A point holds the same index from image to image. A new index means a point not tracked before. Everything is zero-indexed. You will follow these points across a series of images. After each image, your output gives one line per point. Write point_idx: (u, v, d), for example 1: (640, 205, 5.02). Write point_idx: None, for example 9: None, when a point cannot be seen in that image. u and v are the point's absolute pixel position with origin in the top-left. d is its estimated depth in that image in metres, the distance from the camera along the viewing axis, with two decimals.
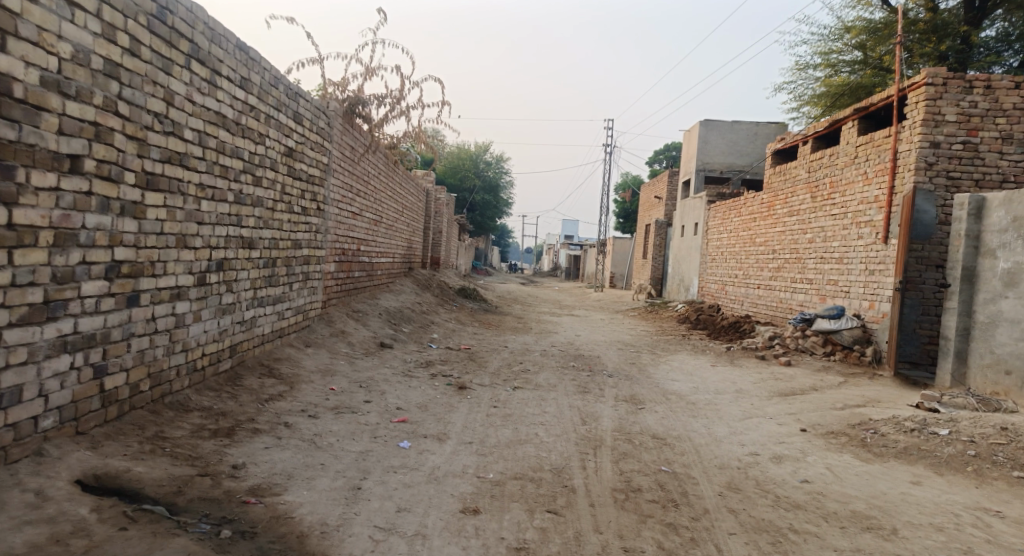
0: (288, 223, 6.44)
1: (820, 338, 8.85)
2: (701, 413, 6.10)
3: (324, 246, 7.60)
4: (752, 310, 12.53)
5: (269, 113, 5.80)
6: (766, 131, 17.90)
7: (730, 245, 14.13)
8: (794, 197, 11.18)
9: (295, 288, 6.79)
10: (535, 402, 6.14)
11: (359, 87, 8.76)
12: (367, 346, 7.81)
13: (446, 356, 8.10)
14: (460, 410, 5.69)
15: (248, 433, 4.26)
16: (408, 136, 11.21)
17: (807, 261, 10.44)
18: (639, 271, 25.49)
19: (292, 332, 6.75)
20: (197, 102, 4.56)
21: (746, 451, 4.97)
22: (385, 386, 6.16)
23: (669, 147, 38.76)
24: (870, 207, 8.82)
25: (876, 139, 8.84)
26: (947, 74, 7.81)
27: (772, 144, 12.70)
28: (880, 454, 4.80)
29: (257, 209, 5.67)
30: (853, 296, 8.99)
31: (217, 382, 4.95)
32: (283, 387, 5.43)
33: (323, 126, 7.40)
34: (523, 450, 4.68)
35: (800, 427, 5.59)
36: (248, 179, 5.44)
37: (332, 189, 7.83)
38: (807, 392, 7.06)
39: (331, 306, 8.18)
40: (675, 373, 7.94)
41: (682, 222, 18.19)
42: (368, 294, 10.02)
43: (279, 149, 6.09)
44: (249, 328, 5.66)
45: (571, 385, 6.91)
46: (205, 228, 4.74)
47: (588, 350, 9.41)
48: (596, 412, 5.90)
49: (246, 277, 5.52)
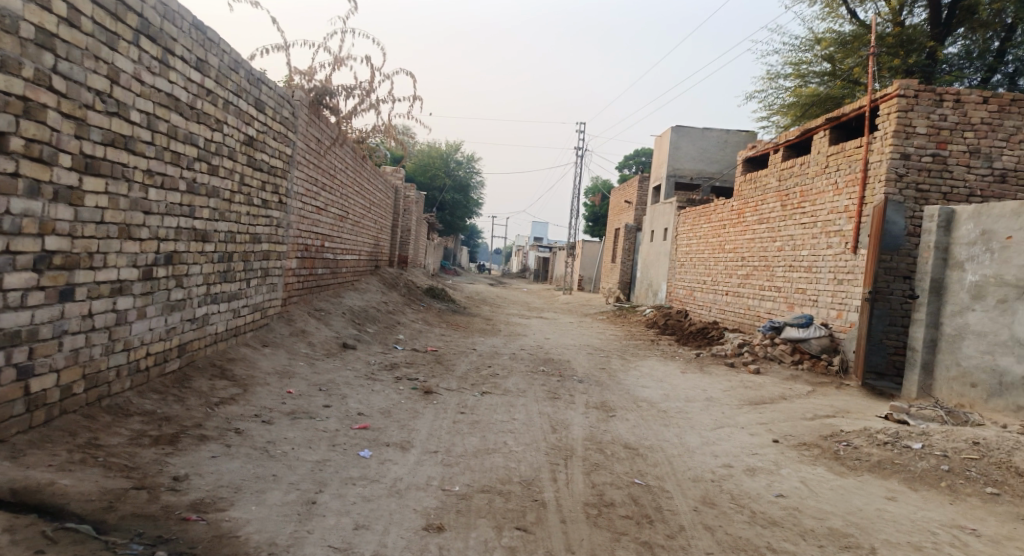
0: (246, 216, 6.11)
1: (788, 346, 8.81)
2: (673, 421, 5.95)
3: (285, 241, 7.27)
4: (720, 316, 12.50)
5: (227, 99, 5.48)
6: (736, 139, 18.01)
7: (699, 251, 14.12)
8: (764, 205, 11.18)
9: (252, 284, 6.46)
10: (503, 409, 5.92)
11: (327, 77, 8.42)
12: (328, 346, 7.49)
13: (412, 359, 7.81)
14: (424, 416, 5.43)
15: (193, 440, 3.95)
16: (377, 131, 10.88)
17: (776, 269, 10.43)
18: (607, 274, 25.45)
19: (248, 330, 6.41)
20: (146, 82, 4.23)
21: (720, 462, 4.83)
22: (346, 390, 5.87)
23: (639, 152, 38.96)
24: (840, 217, 8.82)
25: (847, 149, 8.84)
26: (918, 87, 7.83)
27: (743, 151, 12.71)
28: (854, 467, 4.71)
29: (212, 200, 5.34)
30: (821, 305, 8.98)
31: (162, 383, 4.62)
32: (236, 390, 5.11)
33: (287, 116, 7.07)
34: (490, 460, 4.45)
35: (773, 438, 5.48)
36: (203, 167, 5.11)
37: (295, 182, 7.49)
38: (777, 401, 6.98)
39: (291, 304, 7.83)
40: (645, 379, 7.80)
41: (652, 227, 18.18)
42: (331, 292, 9.67)
43: (238, 137, 5.75)
44: (201, 326, 5.33)
45: (540, 391, 6.70)
46: (153, 218, 4.41)
47: (557, 354, 9.22)
48: (566, 420, 5.70)
49: (198, 272, 5.19)
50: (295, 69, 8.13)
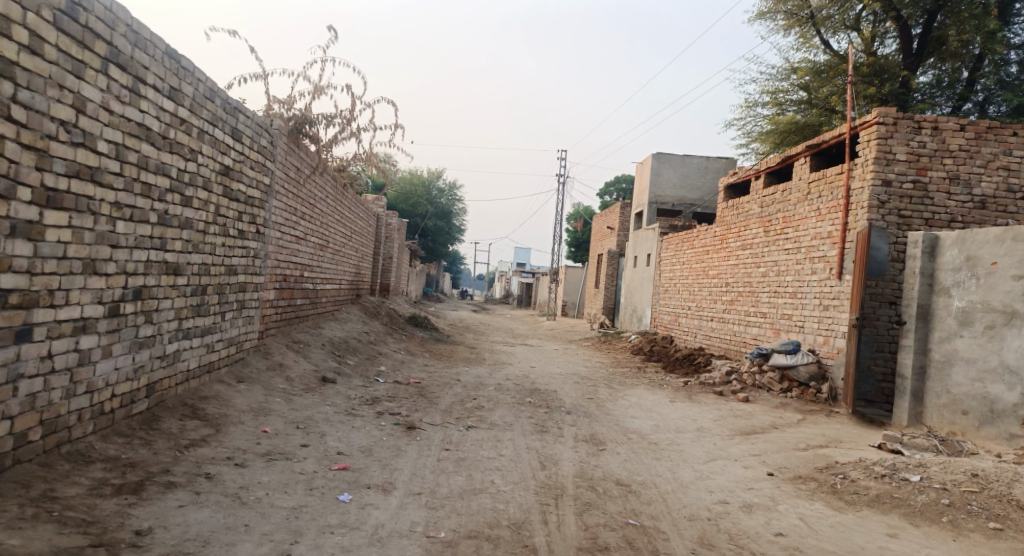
0: (221, 247, 5.90)
1: (776, 373, 8.69)
2: (664, 455, 5.77)
3: (262, 273, 7.06)
4: (705, 342, 12.40)
5: (202, 128, 5.31)
6: (717, 165, 18.14)
7: (683, 277, 14.08)
8: (747, 231, 11.18)
9: (227, 318, 6.23)
10: (490, 444, 5.71)
11: (307, 105, 8.29)
12: (307, 380, 7.23)
13: (394, 392, 7.57)
14: (408, 455, 5.21)
15: (160, 488, 3.72)
16: (358, 159, 10.75)
17: (761, 295, 10.38)
18: (591, 300, 25.35)
19: (223, 365, 6.16)
20: (116, 111, 4.05)
21: (715, 498, 4.66)
22: (325, 427, 5.63)
23: (620, 178, 39.24)
24: (823, 243, 8.81)
25: (828, 176, 8.87)
26: (897, 114, 7.89)
27: (725, 178, 12.76)
28: (852, 502, 4.56)
29: (185, 232, 5.14)
30: (807, 332, 8.91)
31: (128, 426, 4.37)
32: (208, 431, 4.86)
33: (265, 145, 6.91)
34: (477, 502, 4.24)
35: (767, 471, 5.32)
36: (176, 198, 4.92)
37: (273, 212, 7.30)
38: (768, 431, 6.84)
39: (268, 337, 7.59)
40: (633, 409, 7.63)
41: (635, 253, 18.14)
42: (311, 323, 9.43)
43: (213, 167, 5.58)
44: (172, 363, 5.09)
45: (528, 424, 6.50)
46: (121, 252, 4.20)
47: (543, 384, 9.02)
48: (554, 455, 5.51)
49: (169, 307, 4.96)
50: (274, 98, 7.99)
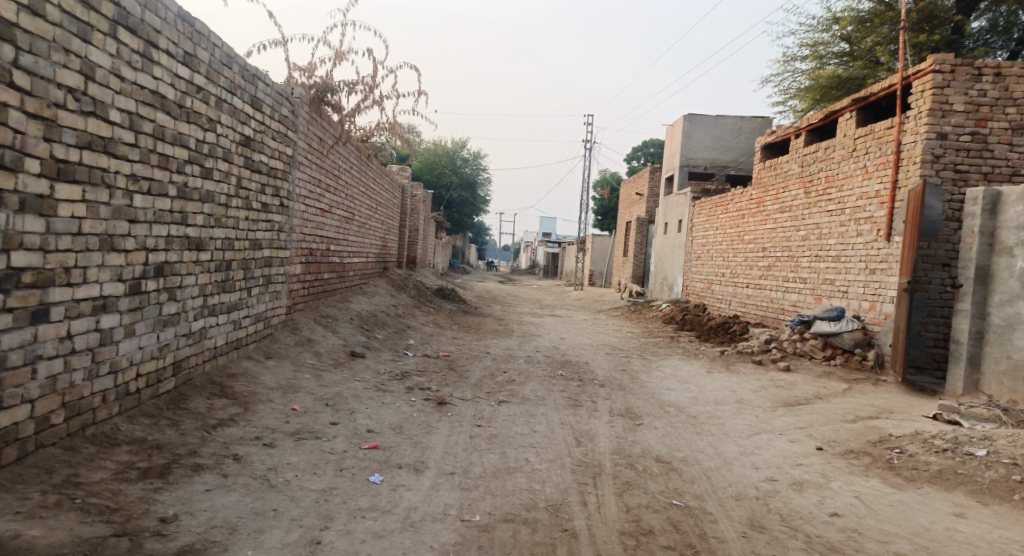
0: (244, 221, 5.74)
1: (819, 341, 8.35)
2: (705, 429, 5.54)
3: (288, 247, 6.92)
4: (741, 310, 12.05)
5: (220, 96, 5.10)
6: (750, 126, 17.48)
7: (716, 243, 13.67)
8: (786, 192, 10.73)
9: (254, 293, 6.11)
10: (523, 420, 5.53)
11: (328, 72, 8.04)
12: (336, 355, 7.12)
13: (424, 366, 7.42)
14: (439, 431, 5.05)
15: (187, 471, 3.60)
16: (382, 128, 10.50)
17: (801, 259, 9.98)
18: (619, 268, 25.00)
19: (250, 342, 6.06)
20: (127, 78, 3.85)
21: (762, 476, 4.43)
22: (355, 404, 5.50)
23: (647, 143, 38.39)
24: (870, 202, 8.38)
25: (876, 131, 8.40)
26: (955, 61, 7.38)
27: (761, 137, 12.25)
28: (912, 478, 4.28)
29: (206, 205, 4.97)
30: (852, 297, 8.52)
31: (155, 406, 4.26)
32: (236, 410, 4.75)
33: (287, 114, 6.70)
34: (512, 482, 4.07)
35: (816, 445, 5.06)
36: (195, 170, 4.73)
37: (297, 183, 7.12)
38: (813, 402, 6.56)
39: (296, 312, 7.49)
40: (669, 381, 7.39)
41: (665, 220, 17.71)
42: (338, 297, 9.32)
43: (233, 137, 5.38)
44: (198, 341, 4.98)
45: (561, 398, 6.31)
46: (139, 227, 4.04)
47: (574, 355, 8.81)
48: (591, 431, 5.31)
49: (193, 283, 4.82)
50: (295, 66, 7.75)
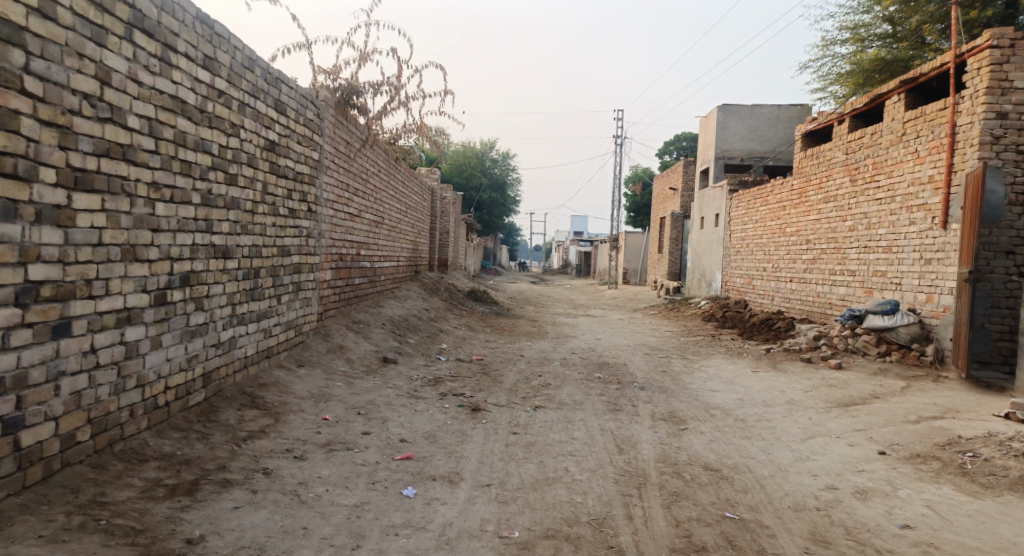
0: (272, 227, 5.63)
1: (872, 336, 7.93)
2: (754, 433, 5.23)
3: (317, 252, 6.82)
4: (784, 305, 11.62)
5: (242, 100, 4.99)
6: (788, 115, 16.92)
7: (756, 236, 13.23)
8: (830, 182, 10.29)
9: (284, 300, 6.01)
10: (560, 426, 5.30)
11: (354, 75, 7.93)
12: (368, 362, 6.99)
13: (457, 371, 7.24)
14: (474, 440, 4.85)
15: (215, 487, 3.47)
16: (410, 131, 10.38)
17: (849, 251, 9.54)
18: (653, 265, 24.55)
19: (281, 350, 5.96)
20: (145, 83, 3.74)
21: (820, 484, 4.13)
22: (387, 412, 5.34)
23: (678, 138, 37.74)
24: (923, 189, 7.93)
25: (928, 113, 7.95)
26: (1015, 35, 6.91)
27: (801, 126, 11.80)
28: (989, 486, 3.93)
29: (232, 212, 4.86)
30: (906, 289, 8.08)
31: (185, 419, 4.15)
32: (267, 421, 4.61)
33: (312, 118, 6.59)
34: (552, 494, 3.85)
35: (877, 449, 4.73)
36: (219, 176, 4.63)
37: (325, 188, 7.02)
38: (869, 402, 6.19)
39: (328, 318, 7.39)
40: (712, 382, 7.07)
41: (701, 215, 17.27)
42: (370, 302, 9.22)
43: (257, 142, 5.28)
44: (228, 351, 4.87)
45: (600, 402, 6.05)
46: (163, 236, 3.94)
47: (612, 357, 8.54)
48: (633, 437, 5.05)
49: (221, 292, 4.72)
50: (320, 69, 7.66)
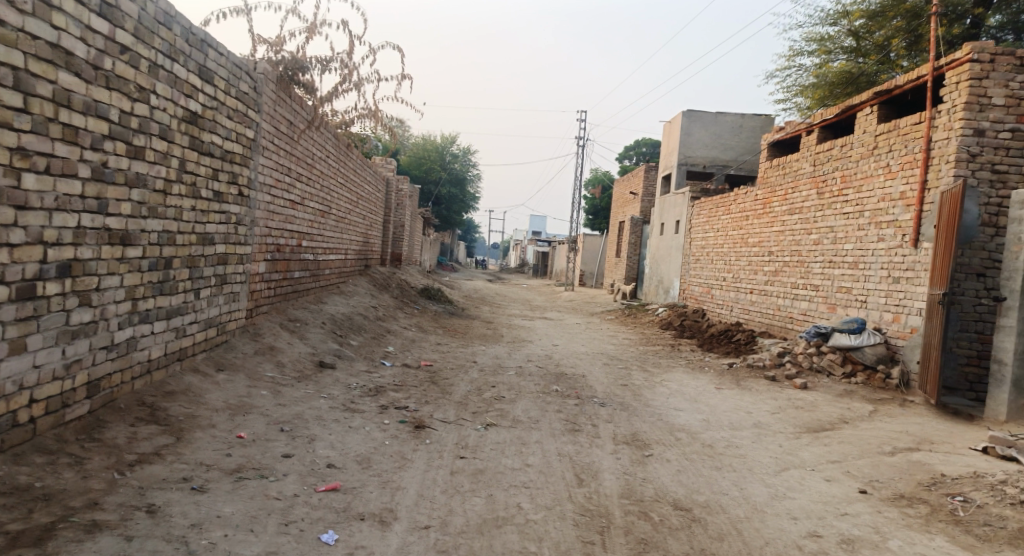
0: (191, 211, 4.89)
1: (837, 356, 7.60)
2: (725, 463, 4.75)
3: (248, 242, 6.07)
4: (744, 317, 11.33)
5: (155, 61, 4.26)
6: (751, 124, 16.74)
7: (717, 245, 12.94)
8: (796, 193, 10.01)
9: (203, 296, 5.26)
10: (513, 450, 4.72)
11: (299, 46, 7.18)
12: (302, 365, 6.27)
13: (402, 379, 6.59)
14: (414, 466, 4.24)
15: (76, 534, 2.81)
16: (363, 116, 9.64)
17: (813, 265, 9.26)
18: (611, 269, 24.22)
19: (198, 353, 5.22)
20: (11, 24, 3.10)
21: (801, 529, 3.67)
22: (316, 429, 4.66)
23: (639, 142, 37.67)
24: (894, 205, 7.66)
25: (901, 127, 7.69)
26: (995, 50, 6.66)
27: (769, 134, 11.53)
28: (987, 538, 3.55)
29: (135, 191, 4.13)
30: (872, 307, 7.80)
31: (56, 439, 3.46)
32: (165, 440, 3.90)
33: (247, 90, 5.86)
34: (500, 542, 3.30)
35: (857, 487, 4.31)
36: (117, 148, 3.91)
37: (260, 169, 6.27)
38: (839, 428, 5.81)
39: (259, 315, 6.65)
40: (676, 399, 6.61)
41: (662, 220, 16.97)
42: (311, 297, 8.48)
43: (174, 112, 4.55)
44: (125, 355, 4.16)
45: (557, 421, 5.51)
46: (34, 215, 3.31)
47: (569, 367, 8.02)
48: (594, 466, 4.52)
49: (116, 285, 3.99)
50: (260, 38, 6.90)
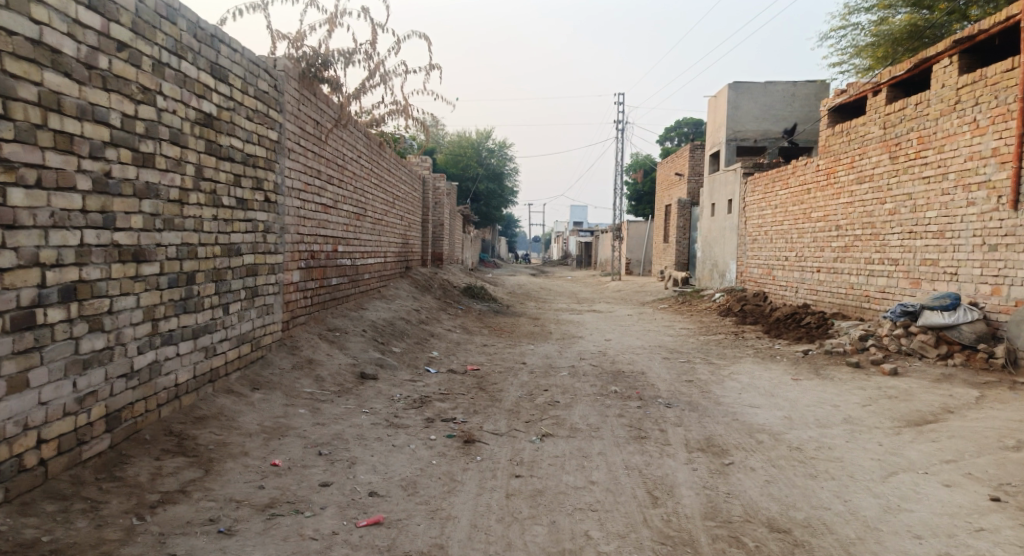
0: (213, 221, 4.53)
1: (930, 336, 6.82)
2: (820, 469, 4.13)
3: (279, 251, 5.73)
4: (811, 298, 10.53)
5: (158, 59, 3.89)
6: (803, 92, 15.77)
7: (775, 223, 12.13)
8: (863, 160, 9.19)
9: (233, 310, 4.91)
10: (574, 464, 4.21)
11: (322, 41, 6.81)
12: (343, 378, 5.89)
13: (449, 387, 6.15)
14: (466, 490, 3.78)
15: None
16: (394, 113, 9.25)
17: (889, 237, 8.47)
18: (659, 255, 23.42)
19: (230, 372, 4.87)
20: None
21: (929, 552, 3.07)
22: (357, 451, 4.24)
23: (679, 123, 36.65)
24: (985, 163, 6.87)
25: (988, 76, 6.90)
26: None
27: (828, 100, 10.68)
28: None
29: (146, 202, 3.77)
30: (964, 279, 7.04)
31: (72, 481, 3.13)
32: (192, 474, 3.53)
33: (266, 90, 5.49)
34: None
35: (987, 494, 3.65)
36: (122, 155, 3.54)
37: (288, 172, 5.92)
38: (943, 419, 5.11)
39: (296, 326, 6.31)
40: (749, 395, 5.98)
41: (712, 201, 16.15)
42: (351, 304, 8.13)
43: (185, 115, 4.17)
44: (146, 382, 3.81)
45: (620, 427, 4.97)
46: (26, 234, 2.96)
47: (626, 363, 7.46)
48: (668, 479, 3.98)
49: (131, 306, 3.64)
50: (279, 35, 6.54)
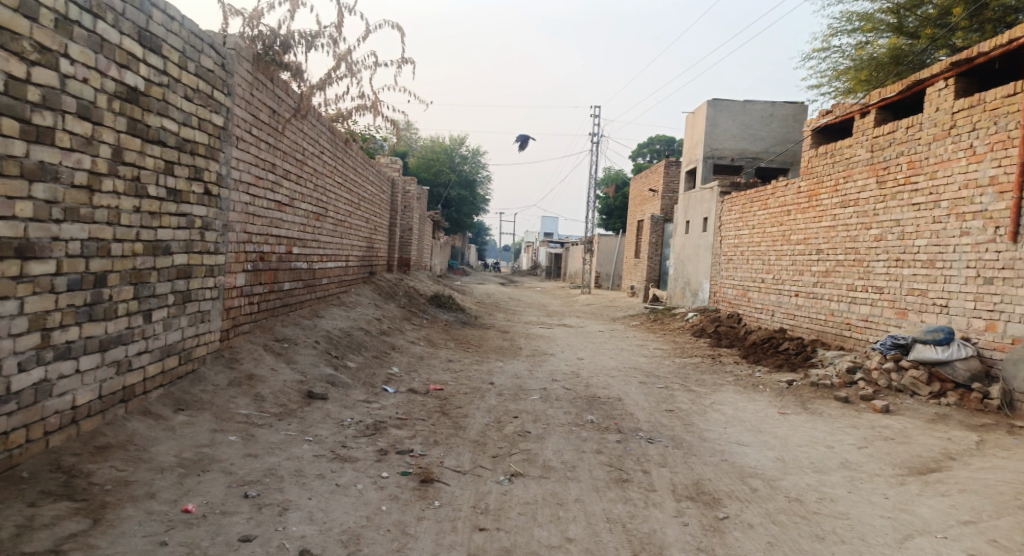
0: (133, 212, 3.84)
1: (921, 371, 6.44)
2: (828, 529, 3.61)
3: (219, 251, 5.03)
4: (788, 322, 10.16)
5: (64, 14, 3.22)
6: (783, 112, 15.59)
7: (753, 243, 11.77)
8: (850, 183, 8.86)
9: (158, 318, 4.20)
10: (547, 514, 3.62)
11: (282, 21, 6.13)
12: (287, 396, 5.20)
13: (407, 411, 5.49)
14: (419, 548, 3.16)
15: None
16: (362, 108, 8.59)
17: (874, 264, 8.11)
18: (630, 269, 23.06)
19: (150, 390, 4.14)
20: None
21: None
22: (292, 492, 3.59)
23: (653, 139, 36.64)
24: (981, 192, 6.55)
25: (987, 101, 6.58)
26: None
27: (814, 120, 10.37)
28: None
29: (39, 186, 3.12)
30: (955, 312, 6.69)
31: None
32: (76, 526, 2.86)
33: (211, 67, 4.81)
34: None
35: None
36: (3, 126, 2.92)
37: (234, 163, 5.23)
38: (948, 467, 4.67)
39: (237, 336, 5.61)
40: (736, 431, 5.46)
41: (687, 217, 15.80)
42: (304, 311, 7.41)
43: (101, 86, 3.49)
44: (32, 407, 3.13)
45: (598, 467, 4.40)
46: None
47: (602, 387, 6.91)
48: (656, 538, 3.41)
49: (11, 312, 2.99)
50: (233, 11, 5.87)
